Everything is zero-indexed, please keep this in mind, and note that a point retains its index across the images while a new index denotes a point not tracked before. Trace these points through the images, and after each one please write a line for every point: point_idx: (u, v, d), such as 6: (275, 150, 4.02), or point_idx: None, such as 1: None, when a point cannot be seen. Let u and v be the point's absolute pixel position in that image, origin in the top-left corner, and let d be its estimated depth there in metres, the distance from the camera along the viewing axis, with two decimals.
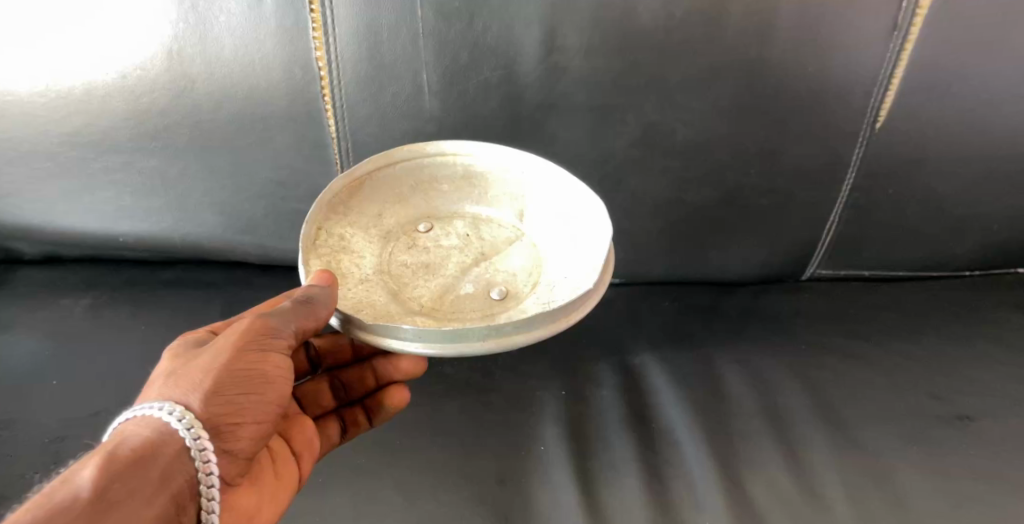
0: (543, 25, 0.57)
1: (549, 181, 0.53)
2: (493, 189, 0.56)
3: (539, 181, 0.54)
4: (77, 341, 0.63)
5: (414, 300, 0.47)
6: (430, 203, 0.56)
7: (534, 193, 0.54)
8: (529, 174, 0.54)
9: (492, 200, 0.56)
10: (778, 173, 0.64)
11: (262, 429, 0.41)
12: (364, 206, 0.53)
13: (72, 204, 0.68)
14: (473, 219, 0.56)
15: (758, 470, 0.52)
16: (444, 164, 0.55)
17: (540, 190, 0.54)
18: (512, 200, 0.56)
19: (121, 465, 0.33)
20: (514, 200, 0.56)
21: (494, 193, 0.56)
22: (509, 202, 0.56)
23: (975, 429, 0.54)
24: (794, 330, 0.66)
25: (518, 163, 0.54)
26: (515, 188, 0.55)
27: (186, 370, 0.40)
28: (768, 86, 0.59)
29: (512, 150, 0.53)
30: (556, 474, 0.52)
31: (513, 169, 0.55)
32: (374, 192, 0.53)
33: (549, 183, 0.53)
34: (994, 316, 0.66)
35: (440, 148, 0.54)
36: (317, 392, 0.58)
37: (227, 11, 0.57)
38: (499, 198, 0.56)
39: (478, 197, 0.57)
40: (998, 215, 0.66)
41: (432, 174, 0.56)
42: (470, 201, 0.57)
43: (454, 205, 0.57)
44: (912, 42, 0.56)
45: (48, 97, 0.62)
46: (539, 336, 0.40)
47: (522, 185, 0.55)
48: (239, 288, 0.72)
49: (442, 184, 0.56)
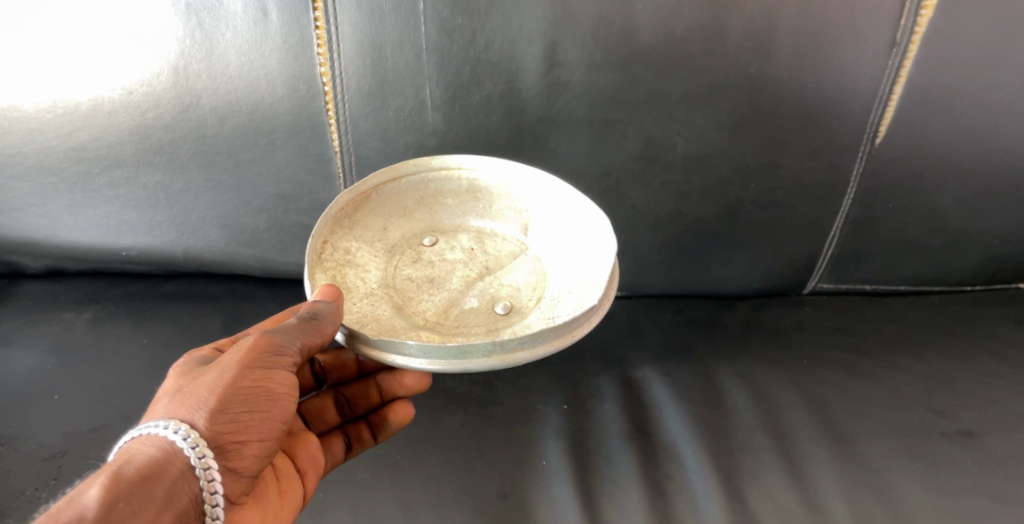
0: (545, 41, 0.58)
1: (552, 195, 0.54)
2: (496, 202, 0.56)
3: (542, 194, 0.54)
4: (78, 355, 0.63)
5: (418, 315, 0.47)
6: (435, 217, 0.56)
7: (538, 206, 0.55)
8: (534, 189, 0.55)
9: (496, 213, 0.57)
10: (778, 187, 0.65)
11: (266, 447, 0.41)
12: (368, 219, 0.53)
13: (75, 218, 0.68)
14: (477, 233, 0.56)
15: (760, 484, 0.52)
16: (448, 178, 0.56)
17: (543, 204, 0.54)
18: (516, 213, 0.56)
19: (127, 485, 0.33)
20: (518, 214, 0.56)
21: (498, 207, 0.56)
22: (513, 215, 0.56)
23: (976, 445, 0.54)
24: (795, 344, 0.66)
25: (523, 178, 0.55)
26: (519, 201, 0.56)
27: (192, 388, 0.40)
28: (768, 101, 0.60)
29: (517, 165, 0.54)
30: (558, 489, 0.52)
31: (517, 183, 0.55)
32: (379, 205, 0.54)
33: (552, 196, 0.54)
34: (994, 332, 0.66)
35: (445, 162, 0.55)
36: (322, 408, 0.58)
37: (234, 28, 0.58)
38: (503, 211, 0.56)
39: (481, 211, 0.57)
40: (999, 230, 0.66)
41: (436, 188, 0.56)
42: (474, 215, 0.57)
43: (458, 219, 0.57)
44: (910, 59, 0.57)
45: (55, 113, 0.62)
46: (544, 352, 0.40)
47: (526, 198, 0.55)
48: (241, 301, 0.72)
49: (447, 197, 0.57)
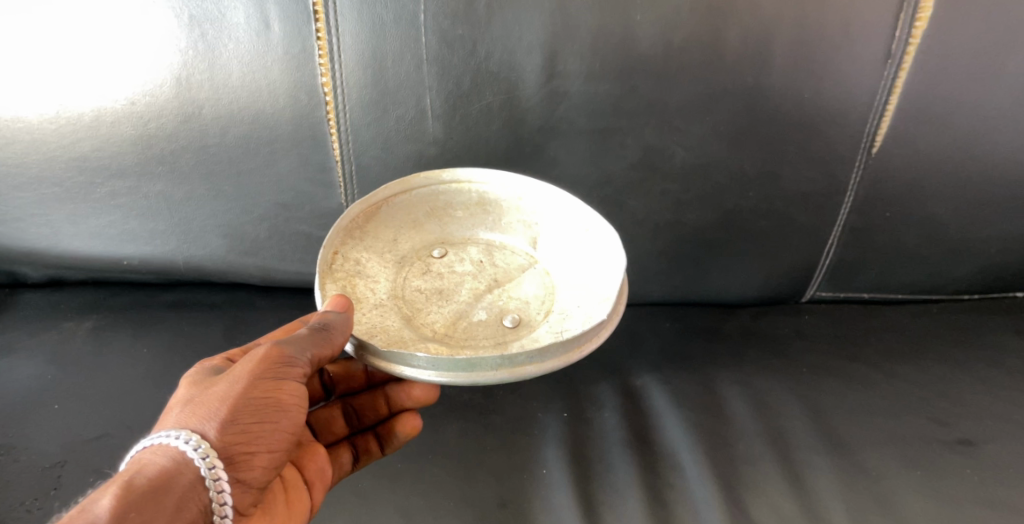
0: (545, 51, 0.58)
1: (562, 211, 0.54)
2: (506, 215, 0.57)
3: (552, 209, 0.55)
4: (78, 364, 0.63)
5: (427, 326, 0.48)
6: (445, 229, 0.57)
7: (547, 221, 0.55)
8: (544, 203, 0.55)
9: (505, 226, 0.57)
10: (776, 196, 0.65)
11: (276, 458, 0.41)
12: (379, 231, 0.53)
13: (77, 228, 0.68)
14: (487, 245, 0.56)
15: (761, 492, 0.52)
16: (459, 191, 0.56)
17: (553, 218, 0.55)
18: (526, 227, 0.57)
19: (138, 495, 0.33)
20: (528, 228, 0.57)
21: (508, 220, 0.57)
22: (523, 229, 0.57)
23: (976, 454, 0.55)
24: (794, 352, 0.66)
25: (534, 192, 0.55)
26: (529, 215, 0.56)
27: (203, 398, 0.40)
28: (766, 111, 0.61)
29: (527, 180, 0.54)
30: (559, 497, 0.52)
31: (527, 197, 0.56)
32: (389, 217, 0.54)
33: (562, 212, 0.54)
34: (991, 340, 0.67)
35: (455, 176, 0.55)
36: (331, 418, 0.59)
37: (236, 39, 0.58)
38: (513, 224, 0.57)
39: (492, 223, 0.57)
40: (994, 239, 0.67)
41: (447, 200, 0.56)
42: (484, 227, 0.57)
43: (468, 231, 0.57)
44: (905, 71, 0.58)
45: (58, 123, 0.62)
46: (552, 367, 0.40)
47: (537, 212, 0.56)
48: (241, 310, 0.72)
49: (457, 210, 0.57)
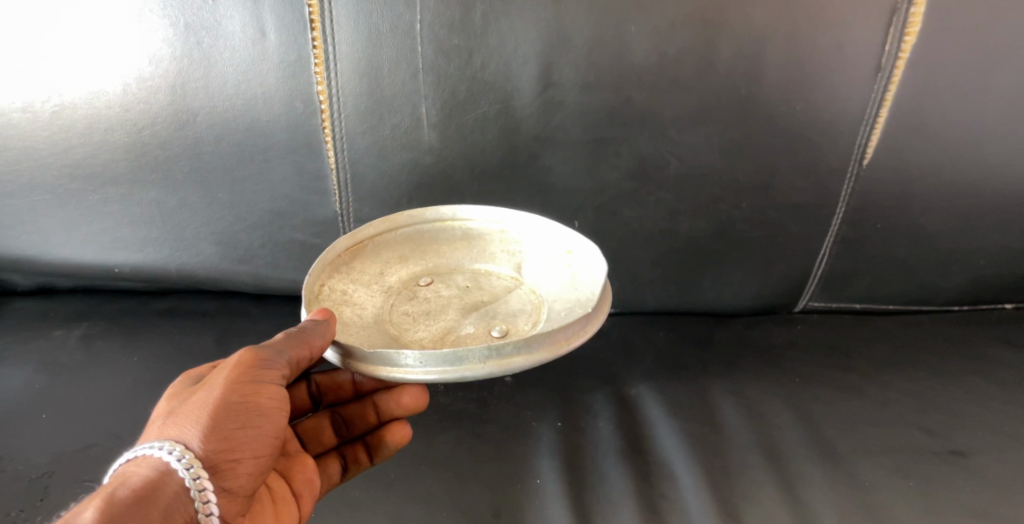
0: (540, 61, 0.59)
1: (541, 234, 0.56)
2: (490, 246, 0.58)
3: (535, 236, 0.56)
4: (67, 373, 0.62)
5: (415, 344, 0.47)
6: (431, 261, 0.57)
7: (530, 248, 0.56)
8: (526, 232, 0.56)
9: (491, 255, 0.57)
10: (769, 206, 0.66)
11: (260, 464, 0.41)
12: (366, 266, 0.54)
13: (69, 235, 0.68)
14: (473, 273, 0.56)
15: (756, 503, 0.51)
16: (443, 229, 0.58)
17: (535, 244, 0.56)
18: (510, 255, 0.57)
19: (121, 506, 0.33)
20: (511, 255, 0.57)
21: (492, 251, 0.58)
22: (507, 257, 0.57)
23: (969, 465, 0.54)
24: (786, 362, 0.67)
25: (514, 220, 0.57)
26: (512, 243, 0.57)
27: (184, 408, 0.40)
28: (759, 122, 0.61)
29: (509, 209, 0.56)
30: (552, 507, 0.51)
31: (510, 227, 0.57)
32: (376, 253, 0.55)
33: (541, 235, 0.56)
34: (982, 352, 0.67)
35: (439, 214, 0.57)
36: (319, 428, 0.58)
37: (232, 47, 0.58)
38: (497, 254, 0.57)
39: (476, 255, 0.58)
40: (984, 251, 0.68)
41: (431, 237, 0.58)
42: (470, 258, 0.58)
43: (454, 262, 0.57)
44: (895, 84, 0.59)
45: (50, 130, 0.62)
46: (539, 359, 0.40)
47: (520, 240, 0.57)
48: (235, 318, 0.71)
49: (442, 245, 0.58)
